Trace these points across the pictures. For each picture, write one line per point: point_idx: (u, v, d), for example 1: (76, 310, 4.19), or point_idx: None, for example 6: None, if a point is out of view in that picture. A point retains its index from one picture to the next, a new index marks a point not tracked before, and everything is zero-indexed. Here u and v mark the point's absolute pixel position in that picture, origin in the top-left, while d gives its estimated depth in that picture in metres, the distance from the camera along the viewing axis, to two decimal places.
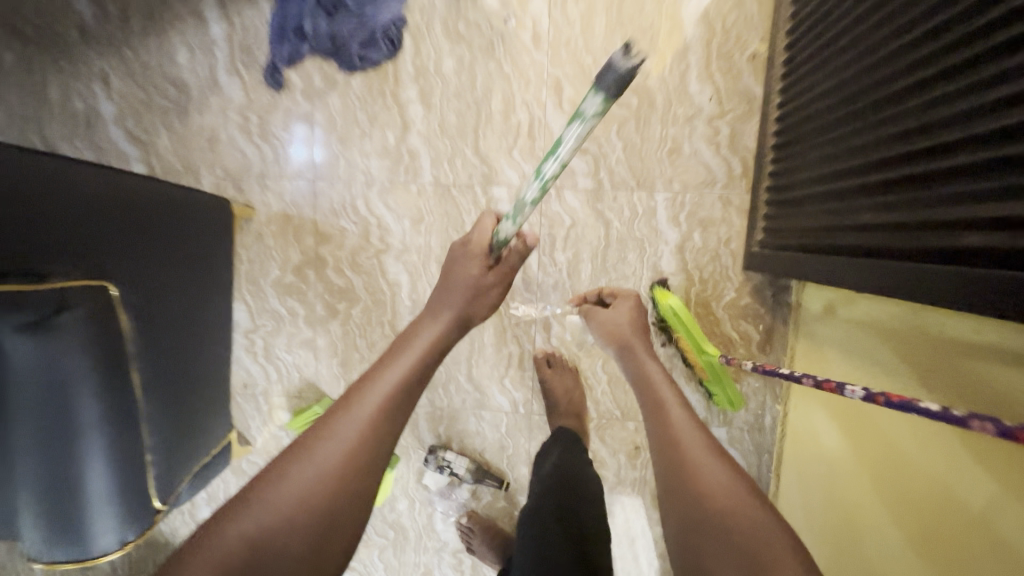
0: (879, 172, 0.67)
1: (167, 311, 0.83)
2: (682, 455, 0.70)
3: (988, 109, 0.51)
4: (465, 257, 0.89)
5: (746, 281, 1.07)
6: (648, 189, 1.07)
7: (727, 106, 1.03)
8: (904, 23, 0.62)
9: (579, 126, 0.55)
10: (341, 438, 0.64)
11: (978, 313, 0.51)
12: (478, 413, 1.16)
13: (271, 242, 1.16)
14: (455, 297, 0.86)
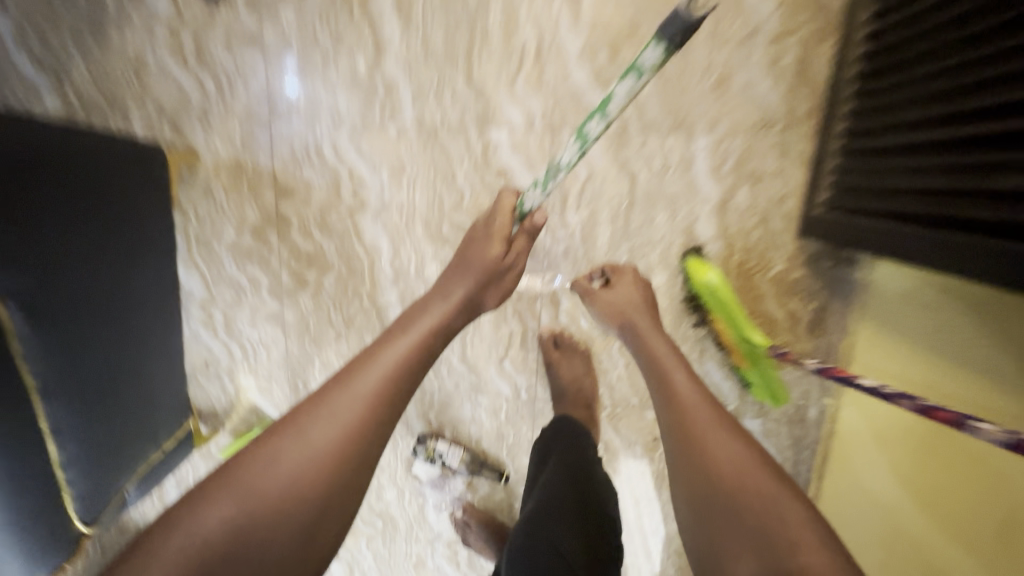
0: (971, 128, 0.57)
1: (89, 302, 0.70)
2: (694, 438, 0.65)
3: None
4: (486, 234, 0.79)
5: (800, 249, 0.87)
6: (686, 133, 0.85)
7: (796, 22, 0.79)
8: None
9: (634, 81, 0.51)
10: (329, 425, 0.60)
11: None
12: (473, 398, 1.00)
13: (222, 197, 0.95)
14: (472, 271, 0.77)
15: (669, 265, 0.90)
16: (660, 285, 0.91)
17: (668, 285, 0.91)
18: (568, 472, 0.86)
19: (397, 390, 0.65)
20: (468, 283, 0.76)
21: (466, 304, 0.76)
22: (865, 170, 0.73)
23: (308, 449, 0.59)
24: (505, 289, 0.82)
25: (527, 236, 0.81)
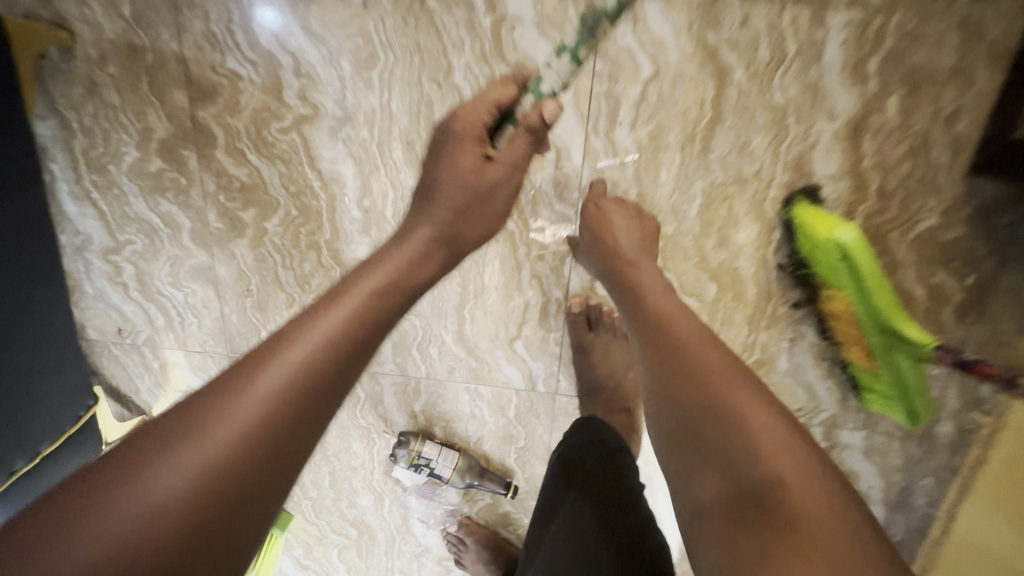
0: None
1: None
2: (670, 353, 0.48)
3: None
4: (454, 141, 0.55)
5: (968, 196, 0.58)
6: (818, 2, 0.53)
7: None
8: None
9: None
10: (258, 400, 0.38)
11: None
12: (472, 389, 0.75)
13: (113, 98, 0.66)
14: (434, 208, 0.55)
15: (763, 215, 0.61)
16: (746, 244, 0.62)
17: (757, 243, 0.62)
18: (591, 499, 0.61)
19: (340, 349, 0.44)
20: (435, 217, 0.55)
21: (435, 243, 0.55)
22: None
23: (222, 433, 0.36)
24: (491, 223, 0.58)
25: (526, 132, 0.56)
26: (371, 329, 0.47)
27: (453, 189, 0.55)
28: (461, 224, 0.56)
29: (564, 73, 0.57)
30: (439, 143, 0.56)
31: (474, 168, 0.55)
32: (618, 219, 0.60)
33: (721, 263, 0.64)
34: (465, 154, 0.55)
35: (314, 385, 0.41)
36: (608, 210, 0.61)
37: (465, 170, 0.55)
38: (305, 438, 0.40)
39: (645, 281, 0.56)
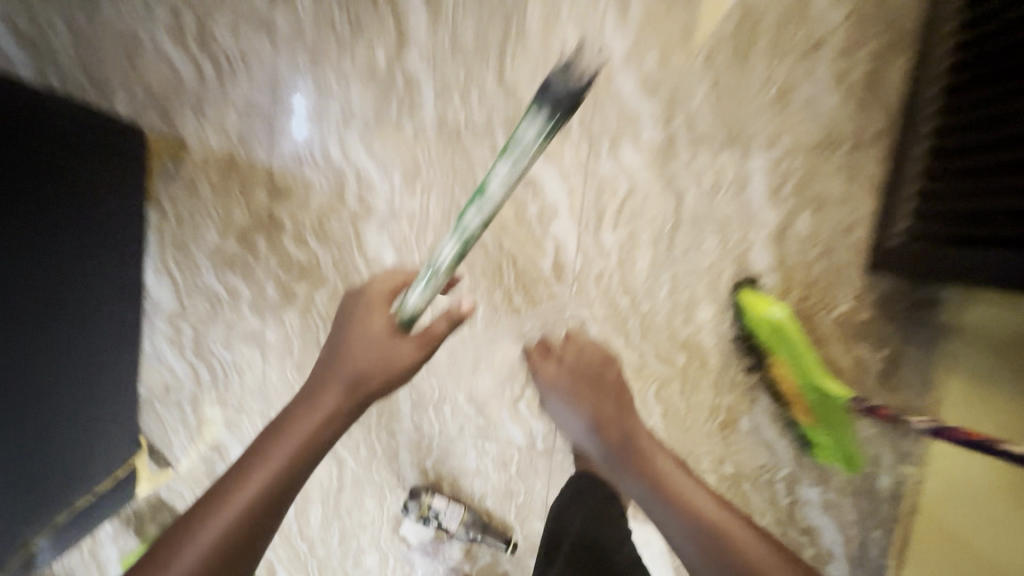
0: None
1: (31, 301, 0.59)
2: (641, 464, 0.64)
3: None
4: (363, 310, 0.65)
5: (869, 288, 0.75)
6: (743, 149, 0.75)
7: (864, 35, 0.72)
8: None
9: (512, 163, 0.48)
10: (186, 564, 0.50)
11: None
12: (479, 445, 0.85)
13: (207, 194, 0.83)
14: (347, 368, 0.63)
15: (717, 299, 0.78)
16: (706, 321, 0.78)
17: (715, 320, 0.78)
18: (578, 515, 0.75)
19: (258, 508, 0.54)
20: (345, 375, 0.62)
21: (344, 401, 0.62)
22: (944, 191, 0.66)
23: None
24: (399, 375, 0.64)
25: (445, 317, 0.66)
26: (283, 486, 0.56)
27: (360, 362, 0.62)
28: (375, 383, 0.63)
29: (421, 298, 0.62)
30: (353, 306, 0.67)
31: (382, 344, 0.63)
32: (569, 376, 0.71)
33: (688, 336, 0.79)
34: (377, 322, 0.64)
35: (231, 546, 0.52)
36: (541, 351, 0.76)
37: (370, 348, 0.63)
38: None
39: (611, 394, 0.70)
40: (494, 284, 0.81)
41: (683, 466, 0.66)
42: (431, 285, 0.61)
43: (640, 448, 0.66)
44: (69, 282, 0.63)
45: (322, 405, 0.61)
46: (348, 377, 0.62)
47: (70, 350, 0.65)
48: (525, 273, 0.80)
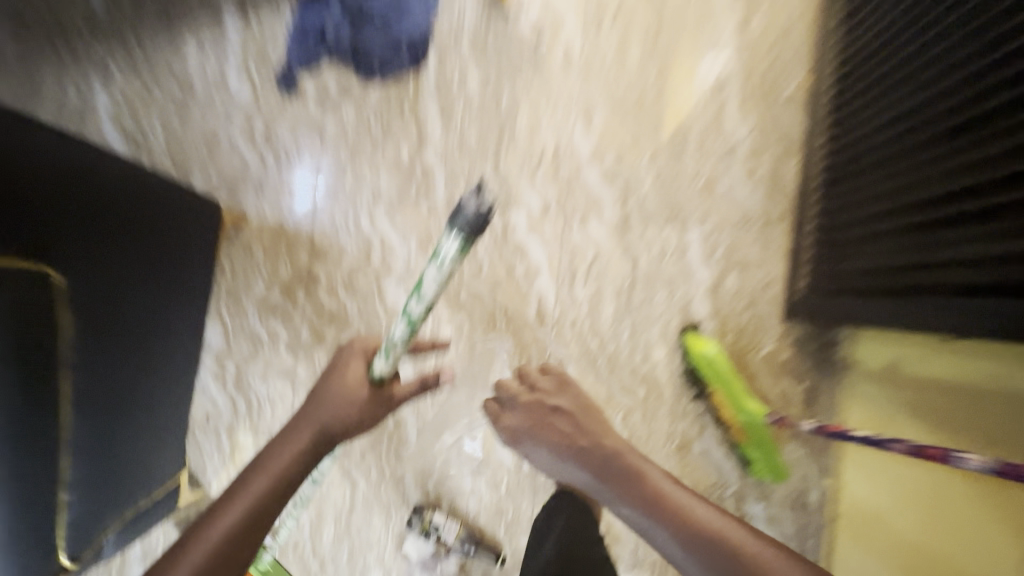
0: (920, 210, 0.70)
1: (138, 325, 0.71)
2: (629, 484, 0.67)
3: (994, 136, 0.60)
4: (343, 360, 0.80)
5: (787, 332, 0.95)
6: (682, 225, 0.98)
7: (764, 144, 0.97)
8: (907, 87, 0.72)
9: (439, 267, 0.61)
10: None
11: None
12: (474, 468, 0.99)
13: (259, 255, 1.04)
14: (317, 416, 0.75)
15: (668, 341, 0.97)
16: (661, 359, 0.97)
17: (667, 358, 0.97)
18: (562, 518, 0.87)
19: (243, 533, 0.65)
20: (315, 417, 0.74)
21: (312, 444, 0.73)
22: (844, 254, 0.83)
23: None
24: (365, 421, 0.78)
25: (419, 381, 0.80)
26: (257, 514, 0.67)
27: (326, 412, 0.74)
28: (339, 429, 0.75)
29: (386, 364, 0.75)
30: (339, 357, 0.80)
31: (349, 399, 0.76)
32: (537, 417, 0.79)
33: (646, 371, 0.97)
34: (352, 372, 0.77)
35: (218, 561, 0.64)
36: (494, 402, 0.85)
37: (336, 404, 0.75)
38: None
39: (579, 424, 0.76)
40: (489, 328, 1.00)
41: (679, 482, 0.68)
42: (392, 355, 0.73)
43: (636, 472, 0.69)
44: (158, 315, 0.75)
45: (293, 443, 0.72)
46: (318, 422, 0.74)
47: (147, 373, 0.75)
48: (514, 320, 0.99)
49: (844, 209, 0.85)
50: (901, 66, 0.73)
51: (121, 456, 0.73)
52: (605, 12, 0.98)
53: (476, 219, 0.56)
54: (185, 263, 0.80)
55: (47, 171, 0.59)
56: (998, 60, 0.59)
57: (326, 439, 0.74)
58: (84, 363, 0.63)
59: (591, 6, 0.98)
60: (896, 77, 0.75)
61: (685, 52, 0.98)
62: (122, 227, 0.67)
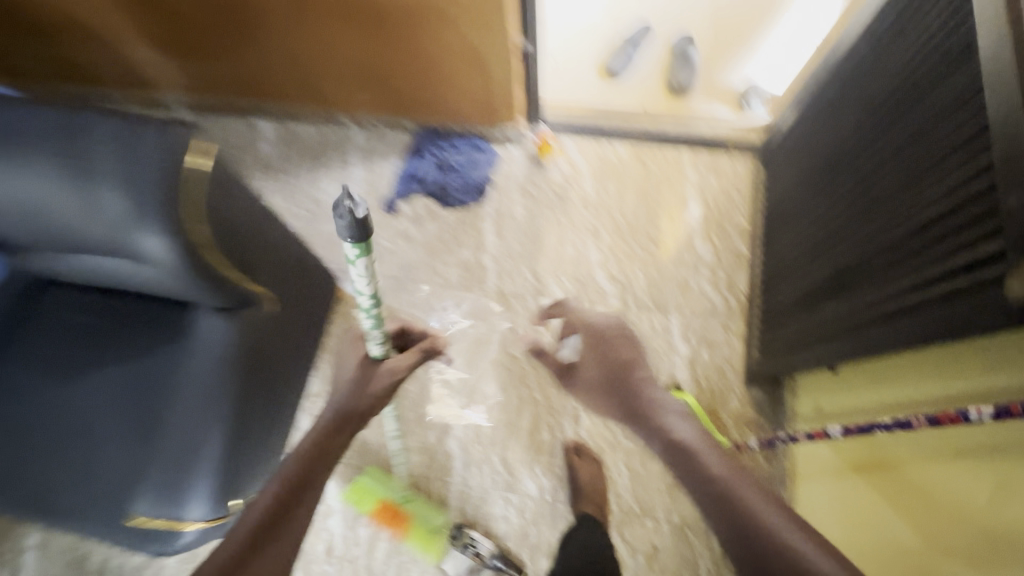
0: (867, 264, 0.86)
1: (294, 345, 1.02)
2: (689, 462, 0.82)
3: (909, 200, 0.78)
4: (350, 350, 0.93)
5: (747, 394, 1.27)
6: (666, 312, 1.35)
7: (722, 260, 1.39)
8: (852, 181, 0.95)
9: (357, 267, 0.65)
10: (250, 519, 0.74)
11: (962, 328, 0.64)
12: (505, 496, 1.23)
13: (354, 322, 1.41)
14: (337, 399, 0.88)
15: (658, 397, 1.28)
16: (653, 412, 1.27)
17: None
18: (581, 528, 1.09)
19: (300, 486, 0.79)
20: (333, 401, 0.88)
21: (335, 421, 0.86)
22: (816, 315, 0.99)
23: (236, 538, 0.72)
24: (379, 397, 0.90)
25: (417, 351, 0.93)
26: (308, 473, 0.80)
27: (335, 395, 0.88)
28: (359, 406, 0.88)
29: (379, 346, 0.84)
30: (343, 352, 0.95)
31: (357, 381, 0.89)
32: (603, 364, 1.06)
33: None
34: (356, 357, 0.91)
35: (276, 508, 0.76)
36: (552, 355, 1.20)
37: (352, 387, 0.88)
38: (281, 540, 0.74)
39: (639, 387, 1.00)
40: (523, 383, 1.31)
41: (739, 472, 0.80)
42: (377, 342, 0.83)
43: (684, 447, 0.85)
44: (297, 345, 1.04)
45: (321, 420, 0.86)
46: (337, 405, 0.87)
47: (280, 385, 1.00)
48: (542, 378, 1.31)
49: (775, 303, 1.20)
50: (847, 169, 0.97)
51: (270, 438, 1.00)
52: (609, 172, 1.48)
53: (354, 226, 0.58)
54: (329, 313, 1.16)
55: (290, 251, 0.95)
56: (908, 149, 0.81)
57: (352, 416, 0.87)
58: (269, 358, 0.95)
59: (600, 168, 1.49)
60: (844, 176, 0.98)
61: (663, 200, 1.45)
62: (297, 279, 1.00)
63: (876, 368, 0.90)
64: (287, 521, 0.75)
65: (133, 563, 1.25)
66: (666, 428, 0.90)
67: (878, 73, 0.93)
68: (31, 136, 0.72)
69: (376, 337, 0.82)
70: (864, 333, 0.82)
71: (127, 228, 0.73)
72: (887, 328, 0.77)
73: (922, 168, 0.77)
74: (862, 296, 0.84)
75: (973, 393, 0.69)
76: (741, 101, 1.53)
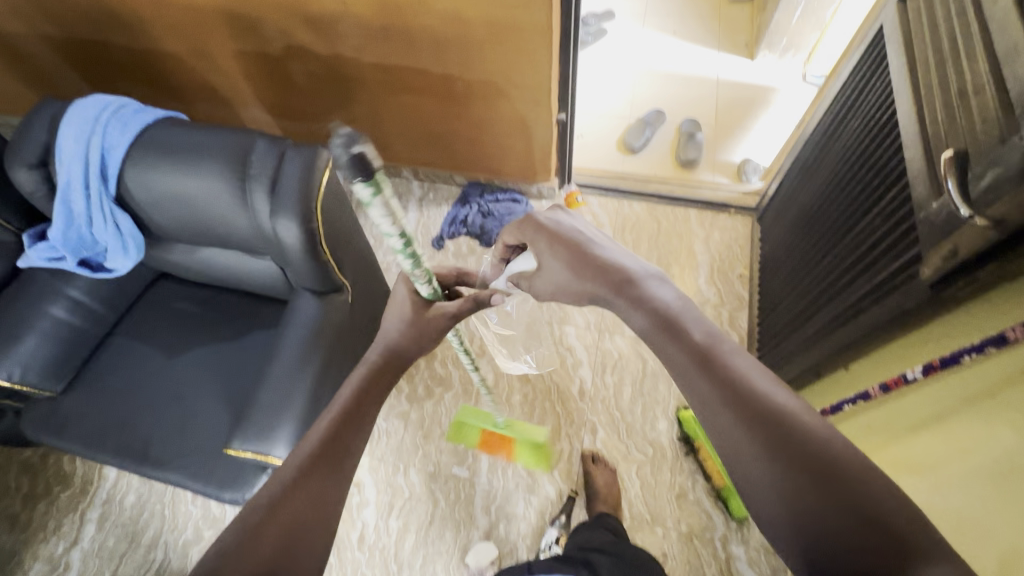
0: (836, 282, 1.05)
1: (358, 330, 1.24)
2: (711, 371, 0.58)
3: (861, 229, 1.00)
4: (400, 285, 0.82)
5: None
6: None
7: (724, 301, 1.60)
8: (825, 222, 1.17)
9: (375, 208, 0.58)
10: (299, 455, 0.64)
11: (900, 313, 0.82)
12: (527, 497, 1.36)
13: None
14: (384, 338, 0.76)
15: (668, 415, 1.43)
16: (664, 429, 1.42)
17: (667, 429, 1.41)
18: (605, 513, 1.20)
19: (359, 414, 0.69)
20: (382, 341, 0.76)
21: (383, 362, 0.74)
22: (802, 332, 1.17)
23: (285, 473, 0.61)
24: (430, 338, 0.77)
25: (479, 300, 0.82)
26: (352, 422, 0.68)
27: (392, 333, 0.76)
28: (407, 347, 0.75)
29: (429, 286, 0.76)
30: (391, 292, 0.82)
31: (407, 322, 0.76)
32: (544, 245, 0.78)
33: (653, 437, 1.41)
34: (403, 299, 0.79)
35: (334, 437, 0.65)
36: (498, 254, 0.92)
37: (400, 327, 0.76)
38: (343, 469, 0.64)
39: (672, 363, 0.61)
40: (546, 396, 1.47)
41: (750, 394, 0.55)
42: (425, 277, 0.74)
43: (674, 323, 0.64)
44: (359, 335, 1.25)
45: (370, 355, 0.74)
46: (383, 345, 0.75)
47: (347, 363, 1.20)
48: (563, 394, 1.47)
49: (770, 331, 1.38)
50: (821, 214, 1.20)
51: None
52: (627, 225, 1.74)
53: (355, 162, 0.52)
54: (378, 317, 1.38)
55: (359, 253, 1.22)
56: (858, 193, 1.03)
57: (400, 359, 0.75)
58: (344, 336, 1.16)
59: (619, 222, 1.74)
60: (820, 220, 1.20)
61: (673, 249, 1.69)
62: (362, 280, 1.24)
63: (842, 372, 1.06)
64: (330, 470, 0.63)
65: (183, 539, 1.38)
66: (649, 296, 0.68)
67: (839, 140, 1.18)
68: (198, 149, 0.99)
69: (424, 278, 0.74)
70: (835, 335, 1.00)
71: (271, 219, 1.00)
72: (851, 328, 0.95)
73: (868, 204, 0.99)
74: (832, 308, 1.04)
75: (903, 366, 0.87)
76: (740, 173, 1.81)
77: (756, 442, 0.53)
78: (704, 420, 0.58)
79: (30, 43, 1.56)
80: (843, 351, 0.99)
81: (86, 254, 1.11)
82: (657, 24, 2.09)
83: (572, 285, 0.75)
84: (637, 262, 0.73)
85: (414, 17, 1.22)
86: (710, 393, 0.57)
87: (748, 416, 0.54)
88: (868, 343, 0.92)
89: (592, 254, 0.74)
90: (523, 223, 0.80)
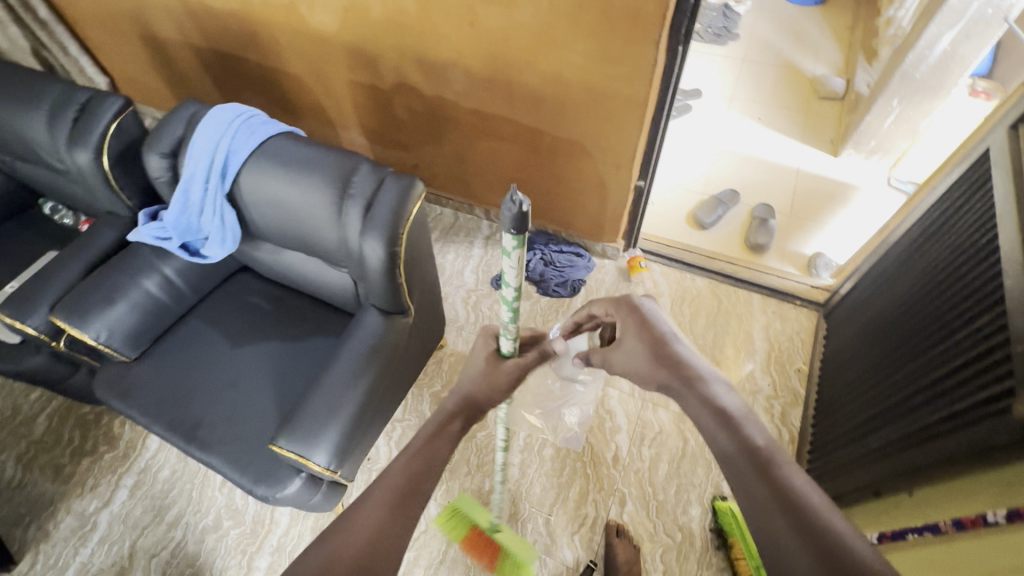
0: (909, 399, 1.00)
1: (410, 354, 1.27)
2: (771, 480, 0.62)
3: (943, 349, 0.95)
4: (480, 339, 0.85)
5: None
6: None
7: (779, 393, 1.54)
8: (902, 333, 1.12)
9: (509, 260, 0.66)
10: (383, 485, 0.70)
11: (993, 446, 0.77)
12: (542, 558, 1.31)
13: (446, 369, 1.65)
14: (462, 387, 0.79)
15: (702, 502, 1.37)
16: (696, 515, 1.35)
17: (700, 516, 1.35)
18: None
19: (437, 458, 0.73)
20: (463, 388, 0.79)
21: (458, 411, 0.77)
22: (864, 444, 1.10)
23: (371, 501, 0.68)
24: (497, 395, 0.79)
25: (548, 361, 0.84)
26: (428, 461, 0.72)
27: (468, 384, 0.79)
28: (479, 398, 0.78)
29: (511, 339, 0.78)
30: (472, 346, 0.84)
31: (482, 373, 0.79)
32: (630, 327, 0.83)
33: (683, 522, 1.34)
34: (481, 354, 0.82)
35: (412, 476, 0.70)
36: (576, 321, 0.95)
37: (475, 377, 0.79)
38: (416, 508, 0.69)
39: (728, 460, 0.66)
40: (579, 456, 1.44)
41: (810, 513, 0.59)
42: (511, 332, 0.76)
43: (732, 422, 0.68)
44: (410, 360, 1.29)
45: (452, 399, 0.79)
46: (460, 394, 0.79)
47: (395, 384, 1.23)
48: (596, 458, 1.43)
49: (825, 436, 1.31)
50: (898, 325, 1.16)
51: (375, 423, 1.18)
52: (686, 297, 1.73)
53: (517, 220, 0.59)
54: (430, 345, 1.42)
55: (427, 281, 1.27)
56: (944, 311, 0.99)
57: (464, 404, 0.78)
58: (396, 358, 1.19)
59: (678, 293, 1.74)
60: (897, 330, 1.15)
61: (731, 330, 1.65)
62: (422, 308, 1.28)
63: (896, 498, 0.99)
64: (405, 505, 0.68)
65: (203, 523, 1.41)
66: (710, 396, 0.71)
67: (927, 253, 1.15)
68: (309, 163, 1.09)
69: (511, 332, 0.76)
70: (908, 454, 0.94)
71: (360, 237, 1.07)
72: (928, 451, 0.89)
73: (954, 325, 0.95)
74: (903, 425, 0.98)
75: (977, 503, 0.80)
76: (810, 267, 1.77)
77: (809, 556, 0.56)
78: (754, 521, 0.62)
79: (179, 48, 1.78)
80: (914, 474, 0.92)
81: (189, 239, 1.22)
82: (743, 108, 2.14)
83: (647, 367, 0.77)
84: (706, 363, 0.76)
85: (519, 74, 1.32)
86: (766, 499, 0.61)
87: (803, 534, 0.57)
88: (946, 470, 0.86)
89: (670, 346, 0.78)
90: (618, 301, 0.86)
